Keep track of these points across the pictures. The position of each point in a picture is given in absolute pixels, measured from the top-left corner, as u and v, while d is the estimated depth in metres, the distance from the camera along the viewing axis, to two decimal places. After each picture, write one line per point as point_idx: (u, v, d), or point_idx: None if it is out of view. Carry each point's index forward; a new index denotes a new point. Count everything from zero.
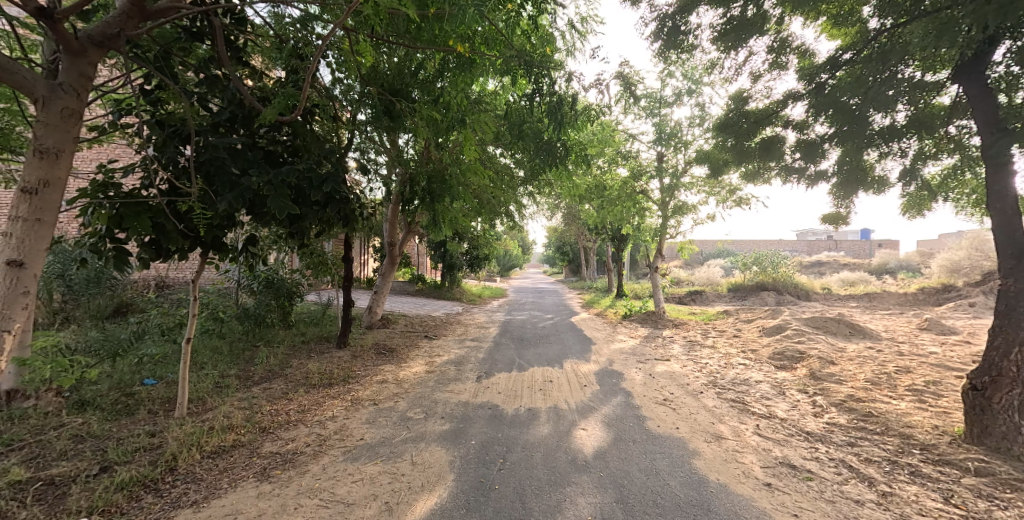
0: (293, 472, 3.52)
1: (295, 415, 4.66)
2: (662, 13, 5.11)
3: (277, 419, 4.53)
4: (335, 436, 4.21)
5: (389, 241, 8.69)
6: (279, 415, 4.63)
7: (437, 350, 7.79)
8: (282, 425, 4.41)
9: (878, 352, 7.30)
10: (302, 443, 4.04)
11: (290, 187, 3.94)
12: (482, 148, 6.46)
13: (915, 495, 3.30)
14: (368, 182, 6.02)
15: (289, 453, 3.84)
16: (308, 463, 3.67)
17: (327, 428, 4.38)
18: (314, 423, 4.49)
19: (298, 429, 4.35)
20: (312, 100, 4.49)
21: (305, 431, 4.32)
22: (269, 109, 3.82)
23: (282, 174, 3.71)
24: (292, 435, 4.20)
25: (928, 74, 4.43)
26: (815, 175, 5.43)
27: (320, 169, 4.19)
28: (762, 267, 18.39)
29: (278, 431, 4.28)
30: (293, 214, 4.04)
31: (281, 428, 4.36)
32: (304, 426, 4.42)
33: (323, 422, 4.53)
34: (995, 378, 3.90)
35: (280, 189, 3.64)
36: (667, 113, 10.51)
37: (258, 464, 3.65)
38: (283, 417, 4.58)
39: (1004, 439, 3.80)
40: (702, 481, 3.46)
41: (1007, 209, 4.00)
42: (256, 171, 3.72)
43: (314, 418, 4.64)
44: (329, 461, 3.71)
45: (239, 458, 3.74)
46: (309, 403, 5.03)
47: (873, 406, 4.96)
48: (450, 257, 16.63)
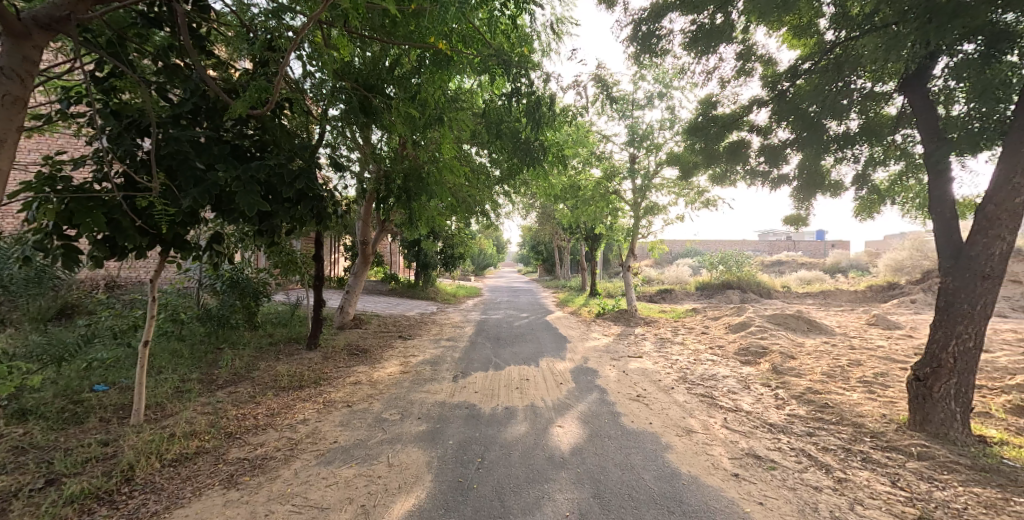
0: (262, 478, 3.40)
1: (263, 419, 4.50)
2: (637, 17, 5.24)
3: (243, 424, 4.35)
4: (307, 440, 4.09)
5: (361, 239, 8.50)
6: (246, 420, 4.45)
7: (412, 350, 7.69)
8: (249, 430, 4.25)
9: (833, 346, 7.75)
10: (272, 447, 3.91)
11: (259, 184, 3.81)
12: (459, 146, 6.43)
13: (866, 480, 3.54)
14: (340, 179, 5.86)
15: (258, 459, 3.70)
16: (279, 468, 3.56)
17: (298, 432, 4.25)
18: (284, 427, 4.35)
19: (267, 433, 4.20)
20: (283, 94, 4.34)
21: (275, 435, 4.17)
22: (239, 101, 3.68)
23: (251, 169, 3.60)
24: (261, 440, 4.05)
25: (877, 85, 4.85)
26: (778, 178, 5.74)
27: (290, 165, 4.04)
28: (727, 266, 19.15)
29: (245, 436, 4.12)
30: (263, 211, 3.90)
31: (249, 432, 4.20)
32: (273, 430, 4.27)
33: (294, 425, 4.39)
34: (936, 369, 4.21)
35: (249, 185, 3.53)
36: (639, 115, 10.75)
37: (224, 470, 3.51)
38: (250, 422, 4.40)
39: (944, 426, 4.14)
40: (674, 474, 3.58)
41: (945, 213, 4.36)
42: (222, 166, 3.57)
43: (284, 421, 4.49)
44: (302, 466, 3.61)
45: (204, 465, 3.58)
46: (278, 406, 4.87)
47: (830, 398, 5.26)
48: (424, 256, 16.38)
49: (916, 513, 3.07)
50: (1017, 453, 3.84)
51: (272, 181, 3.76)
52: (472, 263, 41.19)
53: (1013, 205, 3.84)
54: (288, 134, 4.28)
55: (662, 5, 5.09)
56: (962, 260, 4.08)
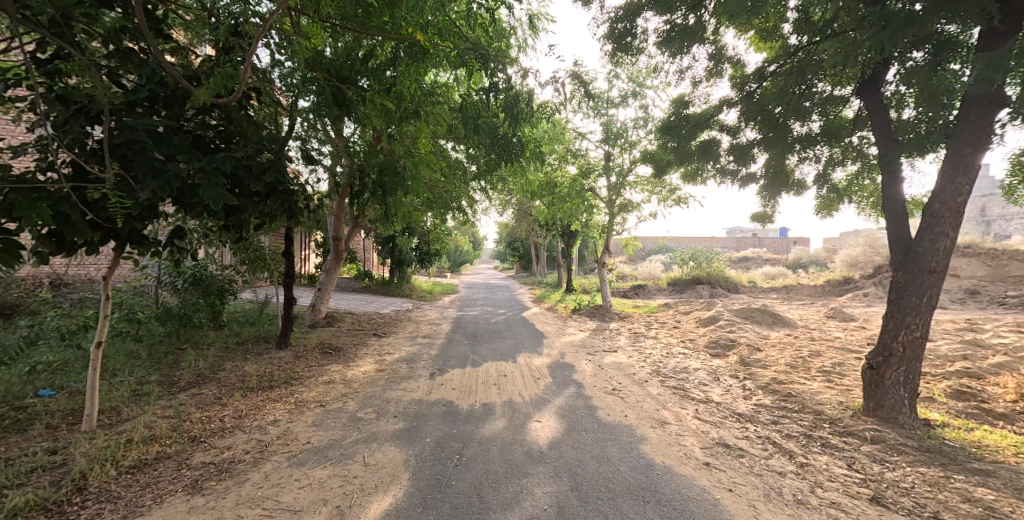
0: (230, 482, 3.27)
1: (230, 421, 4.33)
2: (613, 15, 5.30)
3: (209, 427, 4.17)
4: (278, 441, 3.96)
5: (333, 235, 8.30)
6: (212, 422, 4.27)
7: (387, 348, 7.57)
8: (216, 433, 4.08)
9: (795, 338, 8.14)
10: (241, 450, 3.77)
11: (224, 176, 3.64)
12: (435, 141, 6.35)
13: (825, 464, 3.74)
14: (311, 173, 5.67)
15: (225, 462, 3.56)
16: (248, 471, 3.44)
17: (268, 434, 4.10)
18: (253, 428, 4.20)
19: (235, 436, 4.04)
20: (250, 83, 4.16)
21: (243, 437, 4.02)
22: (203, 89, 3.51)
23: (216, 161, 3.43)
24: (228, 443, 3.90)
25: (836, 88, 5.11)
26: (747, 176, 5.95)
27: (258, 157, 3.88)
28: (697, 262, 19.73)
29: (211, 439, 3.95)
30: (228, 205, 3.71)
31: (215, 435, 4.03)
32: (241, 433, 4.11)
33: (264, 427, 4.25)
34: (887, 358, 4.47)
35: (213, 177, 3.36)
36: (614, 113, 10.90)
37: (188, 476, 3.36)
38: (216, 425, 4.23)
39: (893, 410, 4.41)
40: (648, 465, 3.67)
41: (896, 211, 4.61)
42: (184, 157, 3.39)
43: (253, 423, 4.34)
44: (272, 468, 3.49)
45: (165, 471, 3.41)
46: (246, 407, 4.69)
47: (792, 387, 5.52)
48: (399, 253, 16.12)
49: (871, 493, 3.26)
50: (957, 434, 4.13)
51: (240, 173, 3.60)
52: (447, 259, 40.87)
53: (957, 204, 4.11)
54: (256, 126, 4.10)
55: (636, 4, 5.16)
56: (912, 256, 4.33)
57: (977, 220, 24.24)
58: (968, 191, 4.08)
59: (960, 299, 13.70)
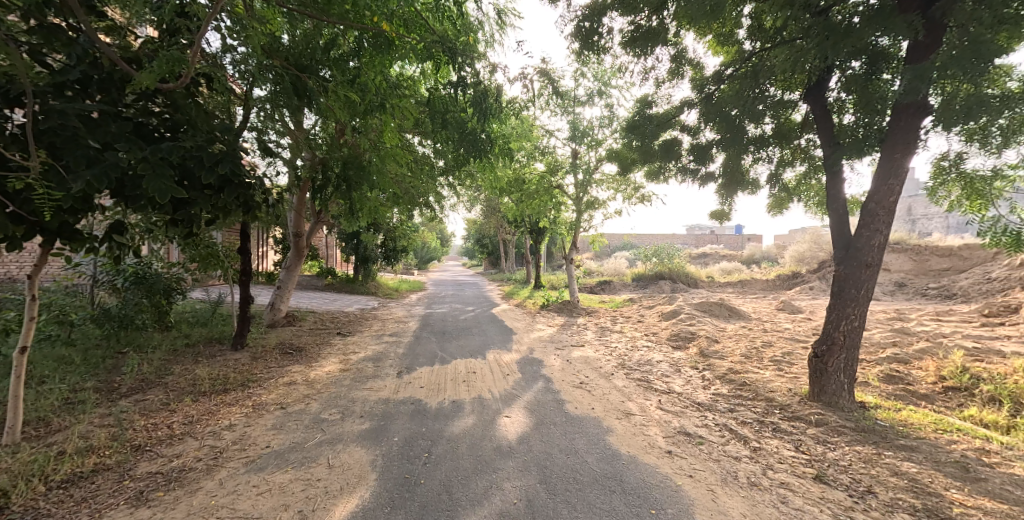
0: (180, 492, 3.08)
1: (180, 428, 4.07)
2: (579, 14, 5.35)
3: (155, 435, 3.91)
4: (233, 447, 3.76)
5: (293, 231, 7.98)
6: (159, 430, 4.00)
7: (351, 347, 7.37)
8: (163, 441, 3.83)
9: (750, 330, 8.59)
10: (192, 458, 3.56)
11: (171, 167, 3.39)
12: (401, 135, 6.22)
13: (776, 447, 3.97)
14: (268, 166, 5.39)
15: (175, 471, 3.35)
16: (200, 479, 3.25)
17: (223, 439, 3.90)
18: (206, 435, 3.97)
19: (185, 443, 3.81)
20: (199, 68, 3.89)
21: (195, 444, 3.80)
22: (145, 73, 3.25)
23: (161, 151, 3.18)
24: (177, 451, 3.67)
25: (786, 93, 5.42)
26: (706, 176, 6.22)
27: (211, 148, 3.64)
28: (660, 259, 20.39)
29: (158, 448, 3.71)
30: (176, 198, 3.46)
31: (162, 444, 3.78)
32: (193, 440, 3.88)
33: (218, 432, 4.02)
34: (830, 346, 4.80)
35: (159, 168, 3.12)
36: (580, 111, 11.04)
37: (131, 487, 3.13)
38: (164, 432, 3.97)
39: (834, 395, 4.75)
40: (615, 455, 3.77)
41: (839, 209, 4.94)
42: (125, 146, 3.13)
43: (205, 429, 4.10)
44: (227, 475, 3.32)
45: (105, 484, 3.17)
46: (198, 412, 4.44)
47: (747, 377, 5.82)
48: (364, 250, 15.68)
49: (815, 472, 3.49)
50: (888, 414, 4.50)
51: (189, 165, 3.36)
52: (415, 256, 40.25)
53: (890, 203, 4.44)
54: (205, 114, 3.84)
55: (602, 4, 5.22)
56: (852, 250, 4.66)
57: (905, 219, 26.39)
58: (898, 191, 4.42)
59: (890, 291, 14.91)
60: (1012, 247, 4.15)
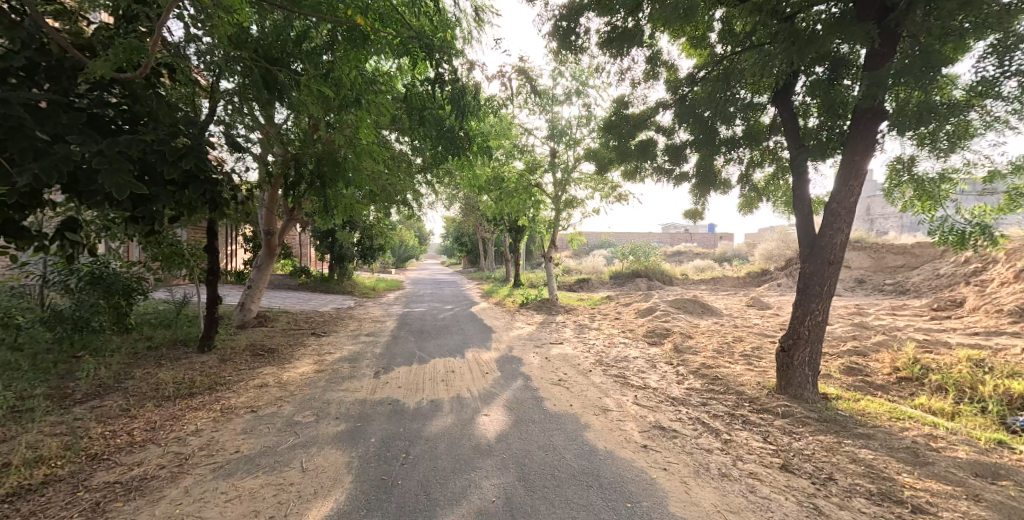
0: (141, 502, 2.97)
1: (141, 435, 3.92)
2: (557, 13, 5.40)
3: (114, 443, 3.75)
4: (200, 453, 3.64)
5: (264, 229, 7.77)
6: (118, 437, 3.84)
7: (327, 347, 7.22)
8: (123, 449, 3.67)
9: (722, 326, 8.86)
10: (154, 465, 3.43)
11: (129, 161, 3.16)
12: (378, 132, 6.14)
13: (745, 439, 4.12)
14: (237, 161, 5.21)
15: (136, 480, 3.22)
16: (165, 487, 3.13)
17: (189, 445, 3.77)
18: (170, 441, 3.83)
19: (147, 451, 3.66)
20: (160, 58, 3.73)
21: (158, 452, 3.66)
22: (99, 61, 3.07)
23: (118, 144, 3.01)
24: (138, 459, 3.53)
25: (755, 96, 5.61)
26: (680, 175, 6.37)
27: (175, 142, 3.48)
28: (636, 257, 20.76)
29: (117, 456, 3.55)
30: (135, 195, 3.18)
31: (122, 451, 3.63)
32: (155, 446, 3.74)
33: (183, 438, 3.89)
34: (795, 340, 5.00)
35: (117, 161, 2.92)
36: (558, 110, 11.12)
37: (88, 498, 3.00)
38: (124, 439, 3.81)
39: (800, 387, 4.96)
40: (592, 451, 3.84)
41: (804, 209, 5.15)
42: (77, 137, 2.92)
43: (169, 435, 3.95)
44: (193, 482, 3.21)
45: (57, 495, 3.02)
46: (162, 418, 4.28)
47: (719, 371, 6.01)
48: (339, 248, 15.38)
49: (781, 462, 3.65)
50: (848, 404, 4.73)
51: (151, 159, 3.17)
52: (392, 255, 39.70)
53: (851, 202, 4.66)
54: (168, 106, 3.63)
55: (579, 4, 5.28)
56: (817, 249, 4.86)
57: (865, 218, 27.68)
58: (859, 192, 4.64)
59: (851, 287, 15.64)
60: (958, 245, 4.47)
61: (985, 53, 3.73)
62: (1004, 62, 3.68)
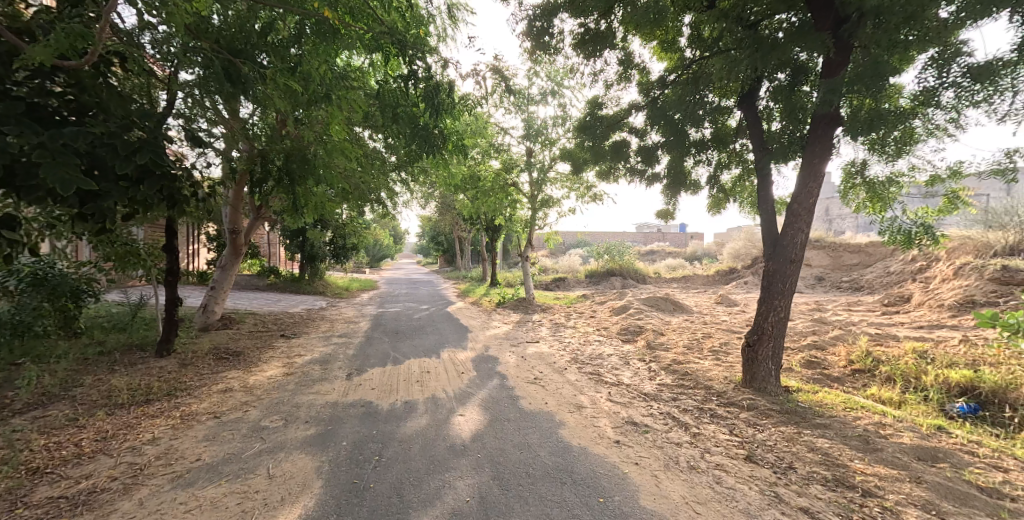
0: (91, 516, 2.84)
1: (91, 446, 3.74)
2: (530, 13, 5.45)
3: (59, 455, 3.57)
4: (157, 462, 3.51)
5: (230, 228, 7.53)
6: (65, 449, 3.66)
7: (297, 350, 7.06)
8: (69, 461, 3.50)
9: (692, 323, 9.12)
10: (105, 477, 3.29)
11: (76, 155, 2.99)
12: (350, 129, 6.05)
13: (713, 432, 4.27)
14: (199, 157, 5.02)
15: (84, 493, 3.08)
16: (118, 500, 3.01)
17: (144, 455, 3.62)
18: (123, 451, 3.68)
19: (97, 462, 3.51)
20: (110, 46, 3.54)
21: (109, 463, 3.50)
22: (41, 48, 2.90)
23: (66, 138, 2.85)
24: (87, 471, 3.37)
25: (722, 100, 5.80)
26: (652, 176, 6.52)
27: (126, 136, 3.32)
28: (611, 256, 21.10)
29: (62, 469, 3.39)
30: (81, 190, 2.97)
31: (69, 464, 3.46)
32: (107, 457, 3.58)
33: (138, 448, 3.74)
34: (760, 336, 5.21)
35: (64, 155, 2.77)
36: (534, 110, 11.19)
37: (29, 515, 2.84)
38: (70, 452, 3.63)
39: (764, 381, 5.17)
40: (566, 448, 3.90)
41: (768, 210, 5.36)
42: (16, 130, 2.75)
43: (123, 444, 3.80)
44: (150, 493, 3.09)
45: None
46: (115, 427, 4.10)
47: (689, 367, 6.20)
48: (310, 247, 15.03)
49: (745, 453, 3.80)
50: (807, 396, 4.97)
51: (99, 153, 3.01)
52: (366, 255, 39.10)
53: (810, 204, 4.88)
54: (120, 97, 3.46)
55: (553, 5, 5.35)
56: (779, 248, 5.07)
57: (824, 218, 28.98)
58: (817, 194, 4.86)
59: (812, 284, 16.38)
60: (905, 244, 4.77)
61: (925, 64, 4.00)
62: (943, 73, 3.95)
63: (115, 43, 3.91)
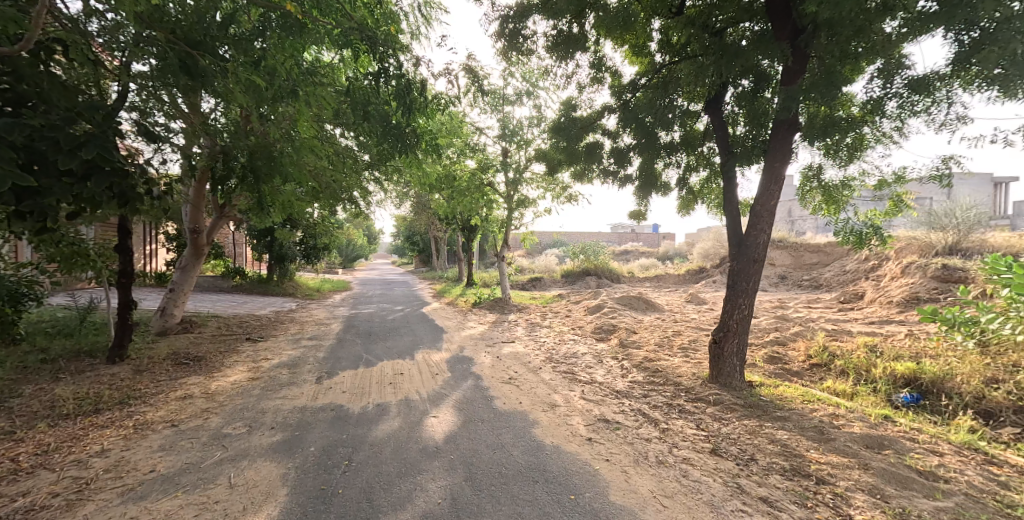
0: None
1: (30, 461, 3.53)
2: (503, 14, 5.46)
3: None
4: (105, 475, 3.34)
5: (192, 227, 7.25)
6: (1, 465, 3.44)
7: (264, 353, 6.85)
8: (4, 478, 3.29)
9: (664, 321, 9.33)
10: (46, 494, 3.11)
11: (13, 149, 2.82)
12: (319, 126, 5.92)
13: (681, 427, 4.39)
14: (155, 153, 4.80)
15: (22, 512, 2.91)
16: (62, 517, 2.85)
17: (90, 468, 3.44)
18: (67, 465, 3.49)
19: (37, 478, 3.31)
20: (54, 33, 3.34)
21: (51, 478, 3.31)
22: None
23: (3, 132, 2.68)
24: (26, 488, 3.18)
25: (691, 104, 5.96)
26: (625, 178, 6.64)
27: (71, 129, 3.14)
28: (587, 255, 21.36)
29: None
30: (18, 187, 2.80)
31: (4, 481, 3.26)
32: (48, 472, 3.39)
33: (84, 461, 3.55)
34: (726, 333, 5.37)
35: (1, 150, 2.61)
36: (509, 110, 11.21)
37: None
38: (7, 467, 3.41)
39: (729, 376, 5.35)
40: (539, 447, 3.93)
41: (733, 211, 5.55)
42: None
43: (66, 458, 3.60)
44: (97, 508, 2.94)
45: None
46: (59, 439, 3.88)
47: (660, 364, 6.35)
48: (279, 248, 14.60)
49: (711, 447, 3.93)
50: (769, 390, 5.17)
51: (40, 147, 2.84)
52: (339, 255, 38.28)
53: (771, 206, 5.07)
54: (65, 88, 3.27)
55: (526, 6, 5.37)
56: (744, 248, 5.25)
57: (788, 220, 30.19)
58: (778, 196, 5.06)
59: (776, 283, 17.04)
60: (857, 245, 4.98)
61: (873, 75, 4.22)
62: (888, 84, 4.18)
63: (60, 31, 3.68)
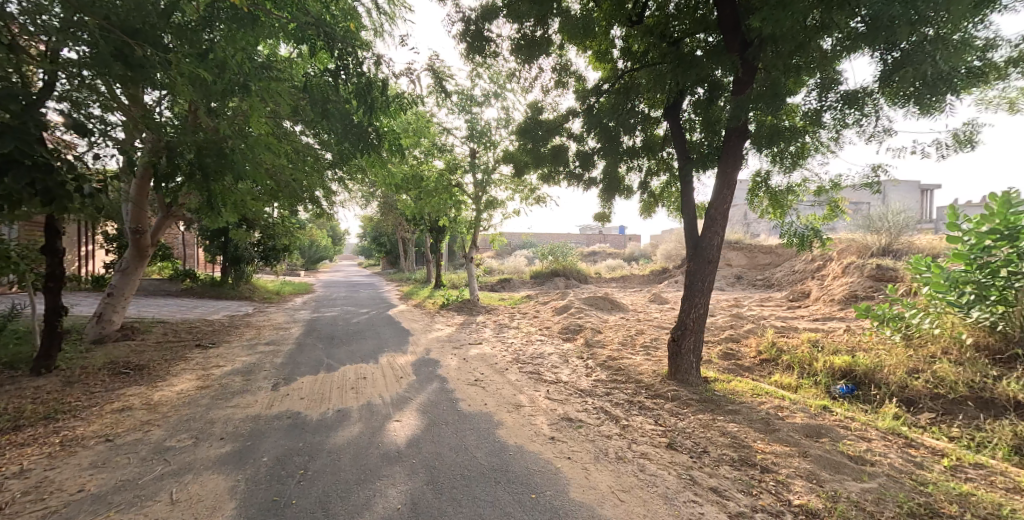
0: None
1: None
2: (466, 15, 5.45)
3: None
4: (24, 498, 3.08)
5: (134, 227, 6.82)
6: None
7: (216, 360, 6.52)
8: None
9: (628, 320, 9.54)
10: None
11: None
12: (276, 122, 5.70)
13: (641, 423, 4.50)
14: (89, 148, 4.47)
15: None
16: None
17: (7, 491, 3.16)
18: None
19: None
20: None
21: None
22: None
23: None
24: None
25: (652, 110, 6.11)
26: (590, 181, 6.73)
27: None
28: (555, 256, 21.59)
29: None
30: None
31: None
32: None
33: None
34: (684, 331, 5.53)
35: None
36: (477, 111, 11.17)
37: None
38: None
39: (686, 372, 5.52)
40: (502, 448, 3.92)
41: (689, 214, 5.74)
42: None
43: None
44: None
45: None
46: None
47: (623, 362, 6.48)
48: (236, 249, 13.94)
49: (668, 441, 4.04)
50: (722, 385, 5.37)
51: None
52: (302, 256, 37.02)
53: (724, 209, 5.28)
54: None
55: (489, 8, 5.39)
56: (699, 250, 5.44)
57: (744, 222, 31.60)
58: (731, 200, 5.27)
59: (733, 282, 17.79)
60: (800, 247, 5.29)
61: (812, 87, 4.48)
62: (823, 97, 4.45)
63: None
